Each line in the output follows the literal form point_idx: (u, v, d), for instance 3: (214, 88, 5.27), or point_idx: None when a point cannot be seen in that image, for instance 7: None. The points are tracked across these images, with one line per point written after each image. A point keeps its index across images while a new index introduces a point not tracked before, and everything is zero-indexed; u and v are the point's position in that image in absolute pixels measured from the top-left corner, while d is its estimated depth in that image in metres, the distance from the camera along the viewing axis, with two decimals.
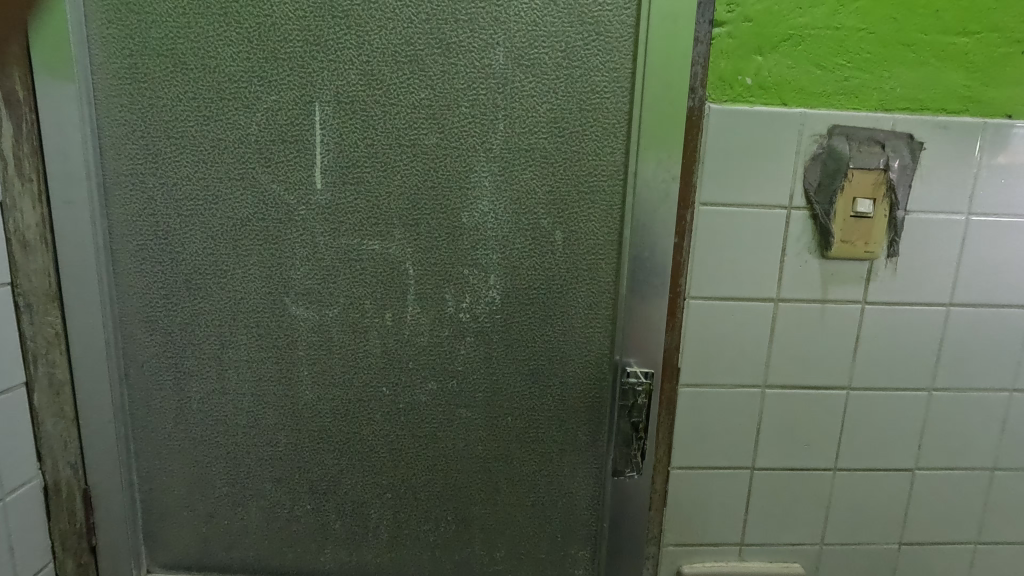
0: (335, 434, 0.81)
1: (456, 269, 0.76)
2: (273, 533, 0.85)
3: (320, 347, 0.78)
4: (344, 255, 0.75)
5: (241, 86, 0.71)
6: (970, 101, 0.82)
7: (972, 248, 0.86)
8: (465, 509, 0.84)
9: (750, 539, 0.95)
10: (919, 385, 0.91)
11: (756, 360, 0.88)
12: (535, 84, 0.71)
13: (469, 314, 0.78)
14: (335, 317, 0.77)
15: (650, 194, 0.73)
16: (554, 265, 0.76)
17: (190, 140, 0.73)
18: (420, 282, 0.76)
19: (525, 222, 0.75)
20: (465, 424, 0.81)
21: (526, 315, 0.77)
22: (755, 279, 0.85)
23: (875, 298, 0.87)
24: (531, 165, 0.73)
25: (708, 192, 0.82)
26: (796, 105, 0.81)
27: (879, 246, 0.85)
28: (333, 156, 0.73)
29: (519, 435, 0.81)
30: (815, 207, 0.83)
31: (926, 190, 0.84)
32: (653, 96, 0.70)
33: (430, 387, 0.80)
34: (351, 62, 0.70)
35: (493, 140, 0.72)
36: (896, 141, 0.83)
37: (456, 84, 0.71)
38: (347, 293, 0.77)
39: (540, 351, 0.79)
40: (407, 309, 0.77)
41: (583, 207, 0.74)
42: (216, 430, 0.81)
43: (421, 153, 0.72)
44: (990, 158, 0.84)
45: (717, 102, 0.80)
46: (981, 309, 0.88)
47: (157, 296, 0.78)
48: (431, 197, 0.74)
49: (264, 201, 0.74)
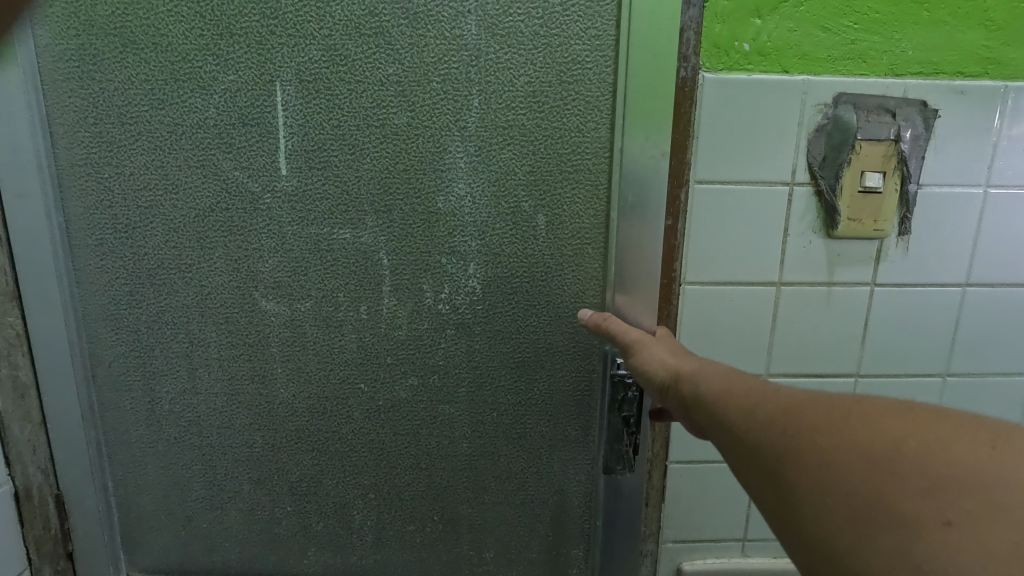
0: (313, 433, 0.77)
1: (433, 257, 0.71)
2: (254, 535, 0.82)
3: (294, 343, 0.74)
4: (314, 245, 0.71)
5: (196, 66, 0.66)
6: (989, 63, 0.76)
7: (990, 223, 0.80)
8: (452, 508, 0.80)
9: (753, 535, 0.90)
10: (932, 371, 0.85)
11: (756, 347, 0.83)
12: (511, 55, 0.65)
13: (449, 305, 0.73)
14: (308, 312, 0.73)
15: (638, 172, 0.68)
16: (538, 251, 0.71)
17: (146, 126, 0.68)
18: (395, 273, 0.72)
19: (505, 206, 0.69)
20: (449, 422, 0.77)
21: (508, 306, 0.73)
22: (756, 262, 0.80)
23: (885, 279, 0.81)
24: (509, 143, 0.68)
25: (702, 170, 0.76)
26: (798, 72, 0.74)
27: (888, 224, 0.79)
28: (297, 139, 0.68)
29: (507, 432, 0.77)
30: (820, 182, 0.77)
31: (940, 162, 0.78)
32: (639, 66, 0.64)
33: (411, 383, 0.75)
34: (312, 37, 0.65)
35: (468, 117, 0.67)
36: (909, 108, 0.76)
37: (425, 57, 0.65)
38: (320, 286, 0.72)
39: (525, 344, 0.74)
40: (383, 301, 0.73)
41: (567, 187, 0.69)
42: (190, 432, 0.78)
43: (391, 134, 0.67)
44: (1010, 125, 0.77)
45: (712, 71, 0.74)
46: (1000, 290, 0.82)
47: (120, 295, 0.73)
48: (403, 181, 0.69)
49: (226, 189, 0.69)
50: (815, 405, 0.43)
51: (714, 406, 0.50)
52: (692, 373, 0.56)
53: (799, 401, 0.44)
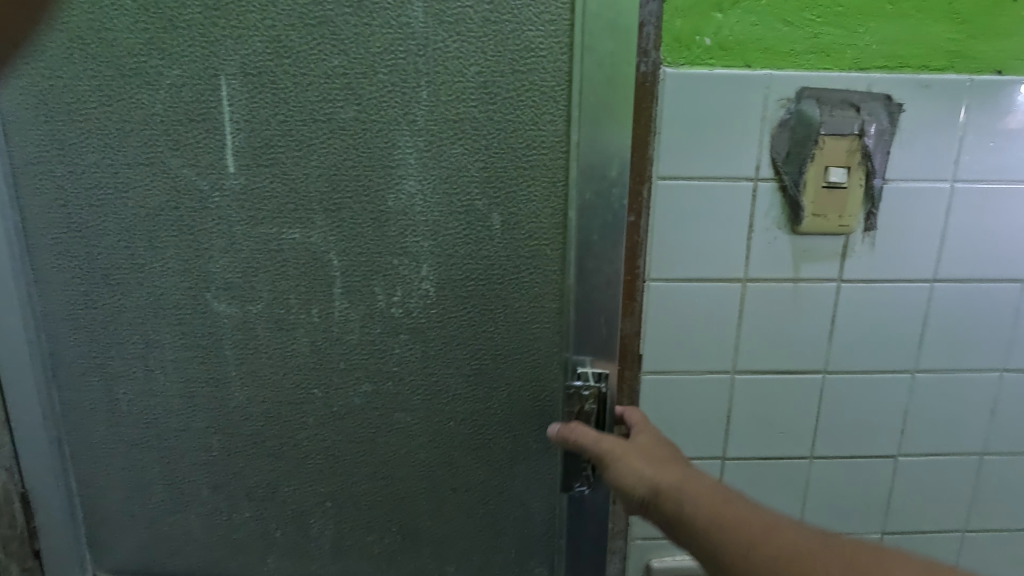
0: (270, 438, 0.77)
1: (383, 257, 0.71)
2: (218, 536, 0.82)
3: (247, 345, 0.74)
4: (263, 245, 0.70)
5: (141, 61, 0.65)
6: (955, 56, 0.75)
7: (957, 218, 0.79)
8: (411, 515, 0.80)
9: None
10: (901, 367, 0.85)
11: (723, 344, 0.83)
12: (460, 43, 0.65)
13: (403, 308, 0.73)
14: (260, 314, 0.73)
15: (595, 167, 0.67)
16: (493, 250, 0.70)
17: (95, 123, 0.67)
18: (348, 274, 0.71)
19: (458, 204, 0.69)
20: (405, 425, 0.77)
21: (462, 307, 0.72)
22: (721, 258, 0.79)
23: (851, 275, 0.81)
24: (461, 138, 0.67)
25: (665, 166, 0.76)
26: (761, 67, 0.74)
27: (854, 219, 0.78)
28: (244, 135, 0.67)
29: (467, 432, 0.77)
30: (784, 178, 0.77)
31: (906, 157, 0.77)
32: (594, 56, 0.64)
33: (365, 389, 0.75)
34: (256, 28, 0.64)
35: (417, 110, 0.66)
36: (873, 103, 0.75)
37: (371, 47, 0.65)
38: (271, 288, 0.72)
39: (481, 346, 0.74)
40: (335, 303, 0.72)
41: (522, 184, 0.68)
42: (150, 433, 0.78)
43: (339, 129, 0.67)
44: (977, 118, 0.76)
45: (672, 66, 0.73)
46: (969, 285, 0.82)
47: (76, 295, 0.73)
48: (353, 178, 0.68)
49: (175, 188, 0.69)
50: (828, 557, 0.49)
51: (717, 537, 0.54)
52: (679, 489, 0.59)
53: (808, 553, 0.50)
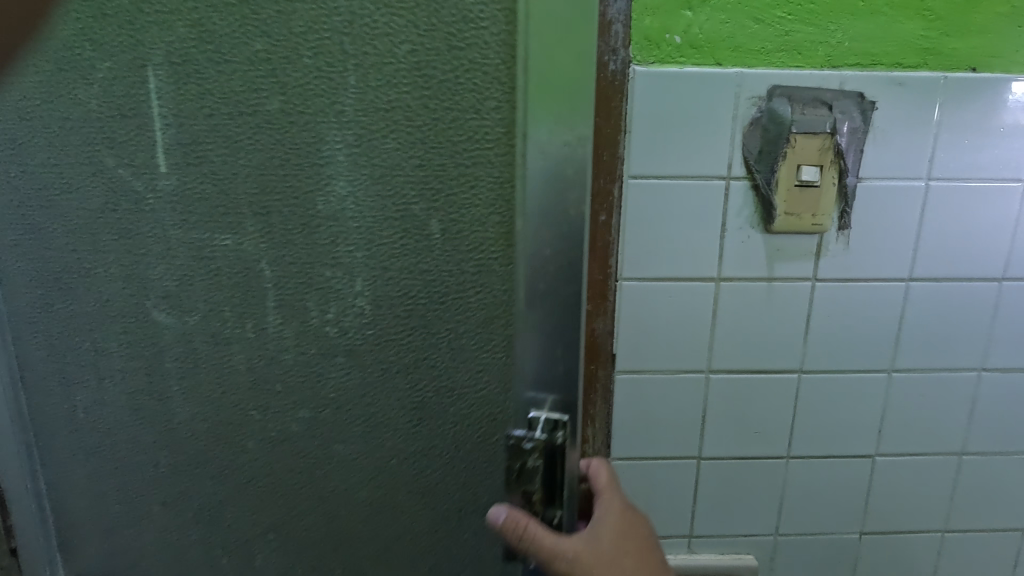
0: (216, 463, 0.73)
1: (314, 270, 0.64)
2: (178, 550, 0.79)
3: (187, 361, 0.70)
4: (196, 254, 0.65)
5: (73, 51, 0.60)
6: (928, 53, 0.74)
7: (933, 217, 0.79)
8: (357, 552, 0.74)
9: (699, 531, 0.90)
10: (878, 366, 0.84)
11: (697, 344, 0.82)
12: (389, 16, 0.55)
13: (337, 328, 0.65)
14: (196, 328, 0.68)
15: (547, 160, 0.55)
16: (431, 263, 0.61)
17: (30, 115, 0.63)
18: (280, 287, 0.65)
19: (393, 210, 0.60)
20: (347, 454, 0.70)
21: (401, 327, 0.64)
22: (694, 257, 0.79)
23: (825, 274, 0.80)
24: (393, 131, 0.58)
25: (636, 165, 0.75)
26: (731, 64, 0.73)
27: (828, 218, 0.78)
28: (172, 131, 0.61)
29: (412, 464, 0.69)
30: (756, 176, 0.76)
31: (880, 155, 0.77)
32: (539, 28, 0.53)
33: (304, 418, 0.70)
34: (177, 11, 0.58)
35: (345, 97, 0.58)
36: (845, 101, 0.75)
37: (293, 25, 0.56)
38: (207, 299, 0.67)
39: (423, 373, 0.65)
40: (269, 320, 0.66)
41: (461, 186, 0.58)
42: (107, 443, 0.76)
43: (264, 122, 0.59)
44: (951, 116, 0.76)
45: (643, 64, 0.73)
46: (944, 284, 0.81)
47: (32, 300, 0.71)
48: (280, 179, 0.61)
49: (113, 190, 0.64)
50: None
51: None
52: None
53: None
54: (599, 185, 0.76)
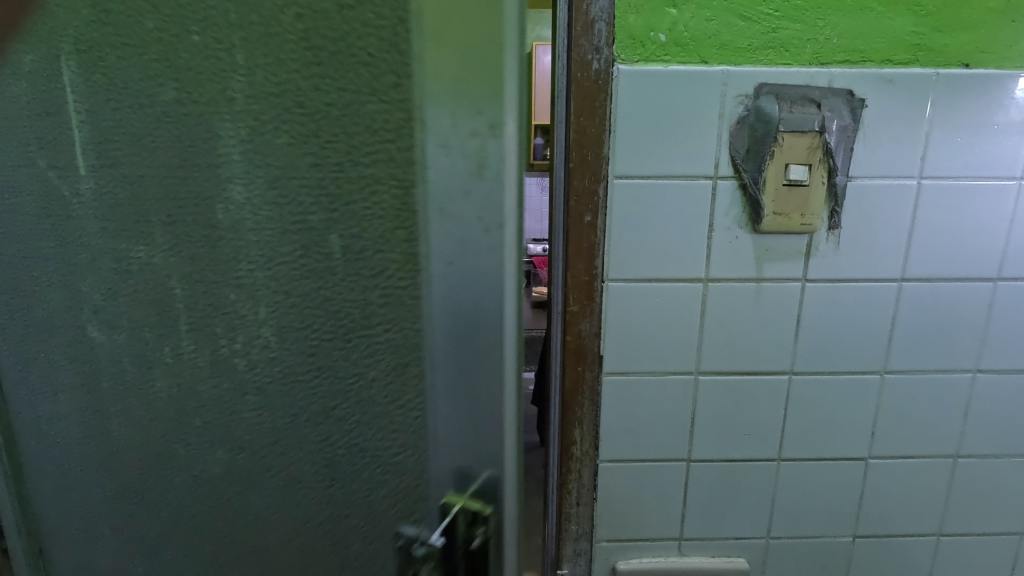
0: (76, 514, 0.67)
1: (219, 291, 0.51)
2: None
3: (50, 396, 0.63)
4: (50, 276, 0.57)
5: None
6: (919, 50, 0.73)
7: (926, 216, 0.77)
8: None
9: (690, 534, 0.89)
10: (870, 368, 0.83)
11: (685, 345, 0.81)
12: None
13: (245, 360, 0.52)
14: (55, 363, 0.61)
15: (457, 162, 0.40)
16: (335, 287, 0.47)
17: None
18: (193, 309, 0.52)
19: (284, 222, 0.46)
20: (235, 519, 0.59)
21: (295, 370, 0.51)
22: (681, 258, 0.78)
23: (815, 275, 0.79)
24: (285, 121, 0.44)
25: (621, 165, 0.74)
26: (717, 62, 0.72)
27: (817, 217, 0.77)
28: (38, 124, 0.52)
29: (308, 537, 0.56)
30: (743, 176, 0.75)
31: (870, 153, 0.75)
32: None
33: (190, 475, 0.59)
34: None
35: (235, 80, 0.44)
36: (834, 99, 0.73)
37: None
38: (60, 336, 0.59)
39: (322, 429, 0.52)
40: (149, 357, 0.56)
41: (360, 191, 0.44)
42: None
43: (139, 109, 0.47)
44: (944, 113, 0.74)
45: (627, 63, 0.72)
46: (937, 284, 0.80)
47: None
48: (158, 183, 0.49)
49: None
50: None
51: None
52: None
53: None
54: (583, 186, 0.75)
